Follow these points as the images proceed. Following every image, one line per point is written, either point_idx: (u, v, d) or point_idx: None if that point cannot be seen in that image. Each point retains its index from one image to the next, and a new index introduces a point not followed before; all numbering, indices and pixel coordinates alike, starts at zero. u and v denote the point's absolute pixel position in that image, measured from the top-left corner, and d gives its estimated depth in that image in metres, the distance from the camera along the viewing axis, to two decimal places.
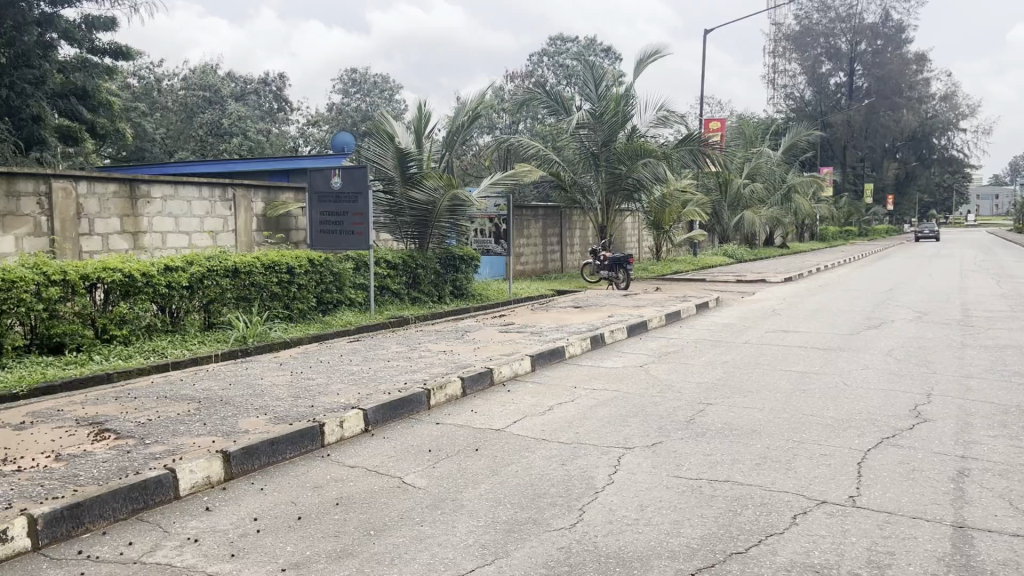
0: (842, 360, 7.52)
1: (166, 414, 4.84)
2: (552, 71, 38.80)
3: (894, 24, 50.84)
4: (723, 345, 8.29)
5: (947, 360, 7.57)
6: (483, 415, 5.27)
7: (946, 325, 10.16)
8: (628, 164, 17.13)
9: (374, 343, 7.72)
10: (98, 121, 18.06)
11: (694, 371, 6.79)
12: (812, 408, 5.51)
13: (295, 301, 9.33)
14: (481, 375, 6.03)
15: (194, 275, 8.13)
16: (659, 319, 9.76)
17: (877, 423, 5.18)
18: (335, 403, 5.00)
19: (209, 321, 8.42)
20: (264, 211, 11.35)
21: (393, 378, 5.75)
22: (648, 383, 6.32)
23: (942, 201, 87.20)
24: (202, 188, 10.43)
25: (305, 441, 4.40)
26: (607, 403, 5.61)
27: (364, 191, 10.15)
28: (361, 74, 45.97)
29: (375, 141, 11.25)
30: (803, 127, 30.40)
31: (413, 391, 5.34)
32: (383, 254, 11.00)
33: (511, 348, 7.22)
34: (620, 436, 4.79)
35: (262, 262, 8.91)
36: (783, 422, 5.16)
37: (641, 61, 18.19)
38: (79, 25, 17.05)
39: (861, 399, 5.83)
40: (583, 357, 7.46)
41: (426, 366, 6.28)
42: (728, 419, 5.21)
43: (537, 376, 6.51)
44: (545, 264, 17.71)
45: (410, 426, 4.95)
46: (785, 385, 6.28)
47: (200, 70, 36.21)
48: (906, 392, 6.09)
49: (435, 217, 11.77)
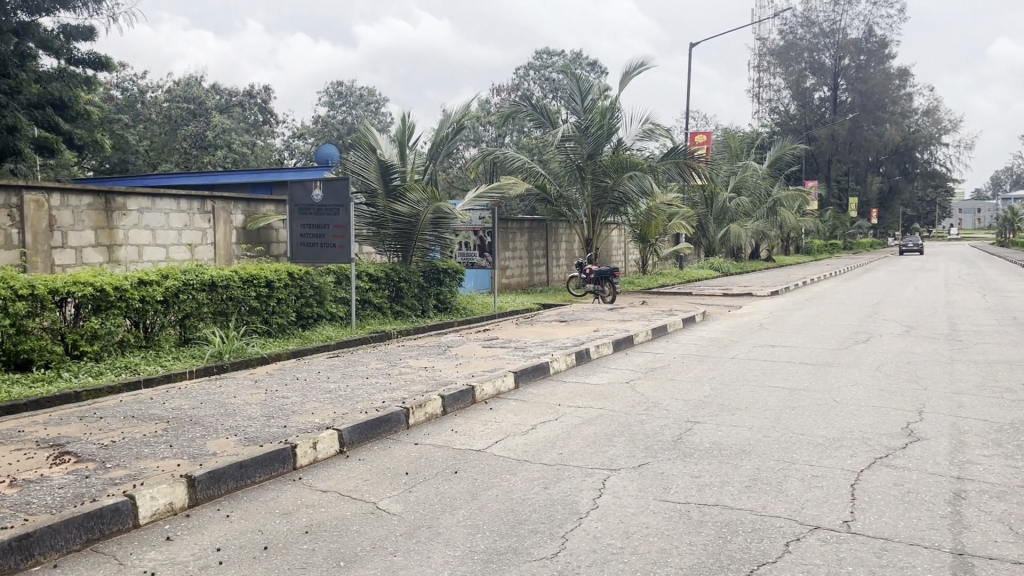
0: (831, 376, 7.39)
1: (132, 434, 4.64)
2: (539, 85, 38.85)
3: (877, 39, 51.06)
4: (710, 360, 8.14)
5: (937, 376, 7.46)
6: (463, 434, 5.09)
7: (934, 339, 10.06)
8: (614, 177, 17.02)
9: (353, 359, 7.52)
10: (76, 133, 17.70)
11: (681, 388, 6.64)
12: (803, 426, 5.37)
13: (274, 316, 9.12)
14: (462, 392, 5.85)
15: (169, 289, 7.91)
16: (645, 334, 9.62)
17: (869, 442, 5.03)
18: (308, 423, 4.81)
19: (185, 337, 8.21)
20: (244, 223, 11.14)
21: (371, 396, 5.57)
22: (633, 400, 6.16)
23: (925, 215, 88.01)
24: (180, 200, 10.24)
25: (277, 464, 4.21)
26: (592, 422, 5.44)
27: (346, 203, 9.99)
28: (347, 86, 45.79)
29: (358, 154, 11.21)
30: (789, 140, 30.44)
31: (391, 410, 5.16)
32: (365, 267, 10.79)
33: (494, 364, 7.05)
34: (605, 456, 4.62)
35: (241, 275, 8.71)
36: (773, 441, 5.01)
37: (627, 74, 18.15)
38: (56, 35, 16.83)
39: (852, 416, 5.69)
40: (567, 374, 7.29)
41: (406, 383, 6.09)
42: (716, 438, 5.05)
43: (520, 394, 6.33)
44: (531, 277, 17.55)
45: (388, 446, 4.77)
46: (775, 402, 6.14)
47: (184, 82, 36.07)
48: (898, 410, 5.95)
49: (418, 229, 11.58)
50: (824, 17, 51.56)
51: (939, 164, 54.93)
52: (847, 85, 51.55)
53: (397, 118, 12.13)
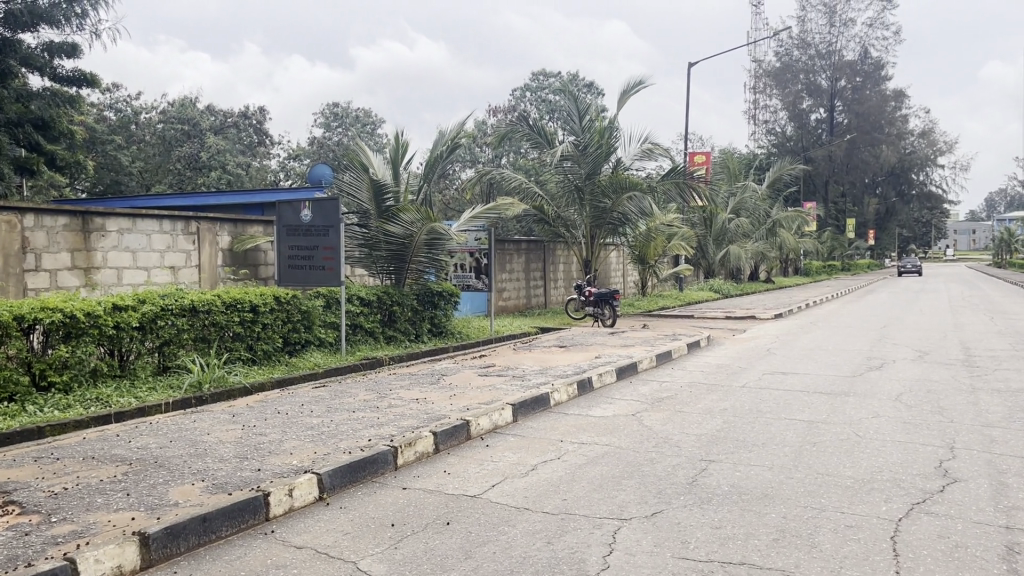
0: (850, 407, 6.93)
1: (89, 480, 4.18)
2: (535, 106, 38.60)
3: (873, 61, 50.95)
4: (720, 390, 7.68)
5: (961, 406, 7.00)
6: (455, 476, 4.64)
7: (950, 366, 9.58)
8: (613, 198, 16.67)
9: (341, 389, 7.06)
10: (58, 153, 17.29)
11: (691, 421, 6.18)
12: (828, 466, 4.92)
13: (259, 342, 8.67)
14: (456, 428, 5.39)
15: (146, 315, 7.45)
16: (649, 361, 9.17)
17: (903, 484, 4.59)
18: (285, 466, 4.35)
19: (163, 365, 7.74)
20: (230, 245, 10.72)
21: (357, 434, 5.11)
22: (642, 436, 5.69)
23: (921, 236, 87.94)
24: (163, 221, 9.81)
25: (246, 514, 3.76)
26: (598, 461, 4.98)
27: (336, 224, 9.57)
28: (343, 108, 45.57)
29: (350, 173, 10.82)
30: (789, 160, 30.07)
31: (378, 449, 4.72)
32: (357, 291, 10.34)
33: (490, 395, 6.59)
34: (614, 503, 4.17)
35: (223, 300, 8.25)
36: (797, 484, 4.56)
37: (624, 92, 17.84)
38: (39, 53, 16.48)
39: (879, 455, 5.24)
40: (568, 405, 6.84)
41: (396, 418, 5.62)
42: (734, 480, 4.61)
43: (518, 429, 5.86)
44: (528, 299, 17.13)
45: (373, 491, 4.32)
46: (794, 437, 5.69)
47: (179, 103, 35.54)
48: (927, 446, 5.51)
49: (412, 251, 11.16)
50: (821, 39, 51.49)
51: (935, 185, 54.81)
52: (844, 107, 51.41)
53: (390, 136, 11.75)
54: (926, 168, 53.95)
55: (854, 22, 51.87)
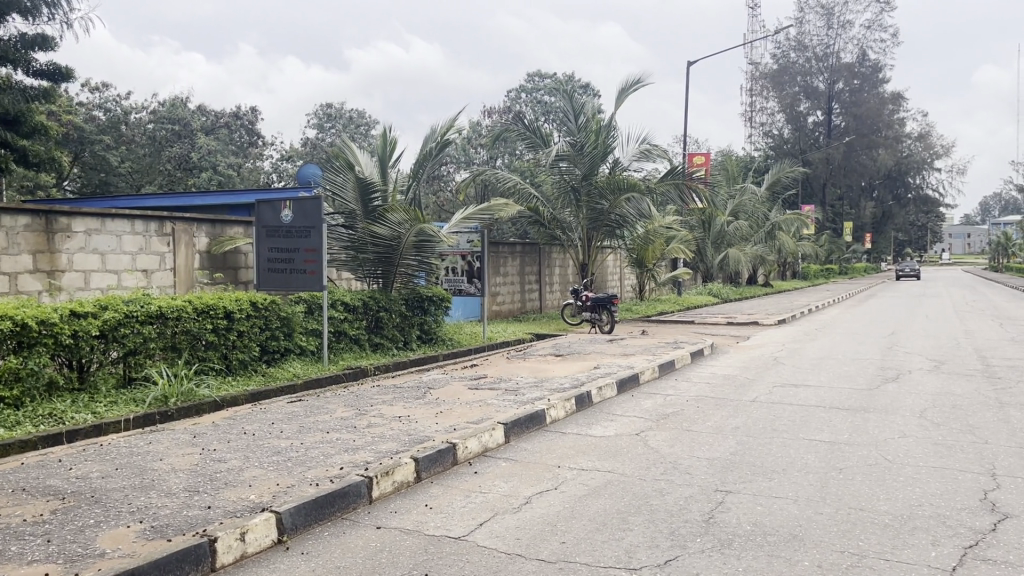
0: (872, 424, 6.38)
1: (9, 520, 3.59)
2: (530, 107, 38.05)
3: (871, 63, 50.44)
4: (729, 404, 7.11)
5: (992, 424, 6.43)
6: (437, 512, 4.05)
7: (970, 378, 9.04)
8: (611, 199, 16.08)
9: (318, 405, 6.48)
10: (31, 149, 16.66)
11: (701, 442, 5.60)
12: (861, 500, 4.35)
13: (232, 351, 8.07)
14: (440, 453, 4.80)
15: (108, 323, 6.84)
16: (652, 371, 8.60)
17: (949, 523, 4.03)
18: (239, 503, 3.75)
19: (127, 377, 7.15)
20: (207, 247, 10.14)
21: (328, 461, 4.52)
22: (649, 460, 5.12)
23: (916, 239, 87.73)
24: (135, 222, 9.22)
25: (187, 565, 3.17)
26: (600, 492, 4.41)
27: (318, 225, 9.01)
28: (336, 108, 44.94)
29: (334, 171, 10.27)
30: (787, 162, 29.54)
31: (350, 480, 4.14)
32: (340, 296, 9.74)
33: (480, 413, 6.00)
34: (620, 548, 3.59)
35: (195, 306, 7.66)
36: (828, 522, 4.00)
37: (621, 92, 17.29)
38: (11, 46, 15.91)
39: (915, 484, 4.67)
40: (566, 423, 6.27)
41: (375, 441, 5.04)
42: (754, 517, 4.05)
43: (511, 452, 5.29)
44: (523, 304, 16.55)
45: (341, 532, 3.74)
46: (817, 463, 5.12)
47: (170, 102, 34.69)
48: (966, 473, 4.95)
49: (401, 253, 10.56)
50: (818, 42, 50.96)
51: (932, 189, 54.41)
52: (841, 109, 50.93)
53: (378, 133, 11.20)
54: (922, 172, 53.56)
55: (852, 23, 51.36)
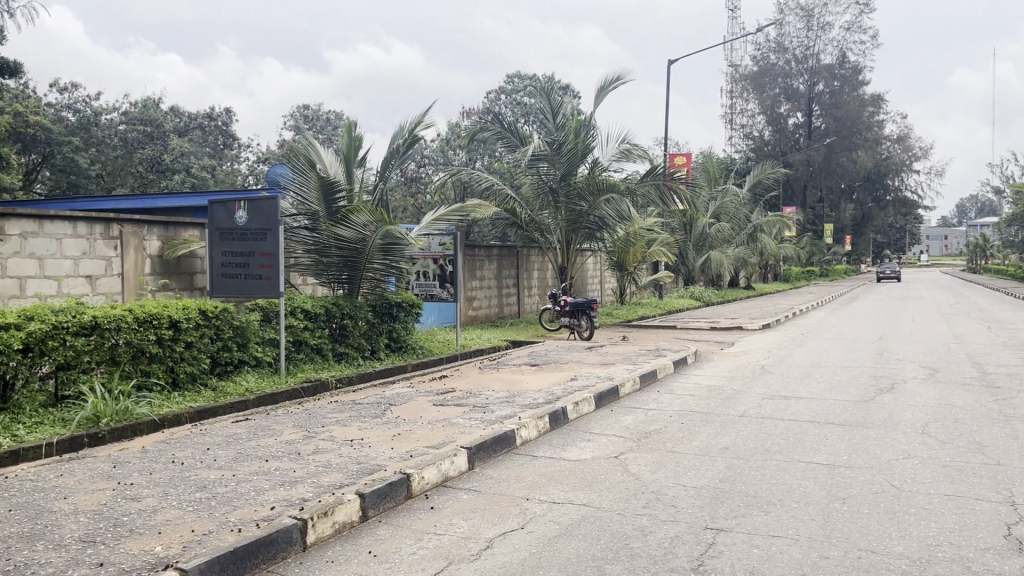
0: (872, 443, 5.84)
1: None
2: (510, 109, 37.57)
3: (851, 65, 50.36)
4: (716, 420, 6.55)
5: (1001, 442, 5.92)
6: (382, 562, 3.45)
7: (967, 387, 8.56)
8: (589, 200, 15.56)
9: (264, 427, 5.86)
10: None
11: (686, 467, 5.03)
12: (873, 540, 3.79)
13: (179, 365, 7.40)
14: (391, 487, 4.21)
15: (33, 335, 6.14)
16: (633, 383, 8.02)
17: (975, 567, 3.48)
18: (139, 560, 3.13)
19: (57, 394, 6.45)
20: (160, 251, 9.48)
21: (259, 499, 3.90)
22: (629, 490, 4.55)
23: (894, 241, 88.00)
24: (78, 224, 8.55)
25: None
26: (573, 532, 3.83)
27: (275, 227, 8.38)
28: (313, 110, 44.26)
29: (295, 169, 9.66)
30: (769, 163, 29.15)
31: (282, 523, 3.54)
32: (301, 302, 9.11)
33: (442, 435, 5.41)
34: None
35: (136, 315, 6.97)
36: (835, 569, 3.44)
37: (601, 90, 16.78)
38: None
39: (931, 519, 4.12)
40: (538, 444, 5.67)
41: (318, 472, 4.42)
42: (750, 563, 3.48)
43: (473, 481, 4.70)
44: (500, 309, 15.97)
45: None
46: (816, 491, 4.57)
47: (142, 103, 33.79)
48: (985, 504, 4.40)
49: (366, 257, 9.94)
50: (798, 43, 51.00)
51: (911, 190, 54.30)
52: (821, 111, 50.77)
53: (343, 129, 10.60)
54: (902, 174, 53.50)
55: (832, 26, 51.30)
